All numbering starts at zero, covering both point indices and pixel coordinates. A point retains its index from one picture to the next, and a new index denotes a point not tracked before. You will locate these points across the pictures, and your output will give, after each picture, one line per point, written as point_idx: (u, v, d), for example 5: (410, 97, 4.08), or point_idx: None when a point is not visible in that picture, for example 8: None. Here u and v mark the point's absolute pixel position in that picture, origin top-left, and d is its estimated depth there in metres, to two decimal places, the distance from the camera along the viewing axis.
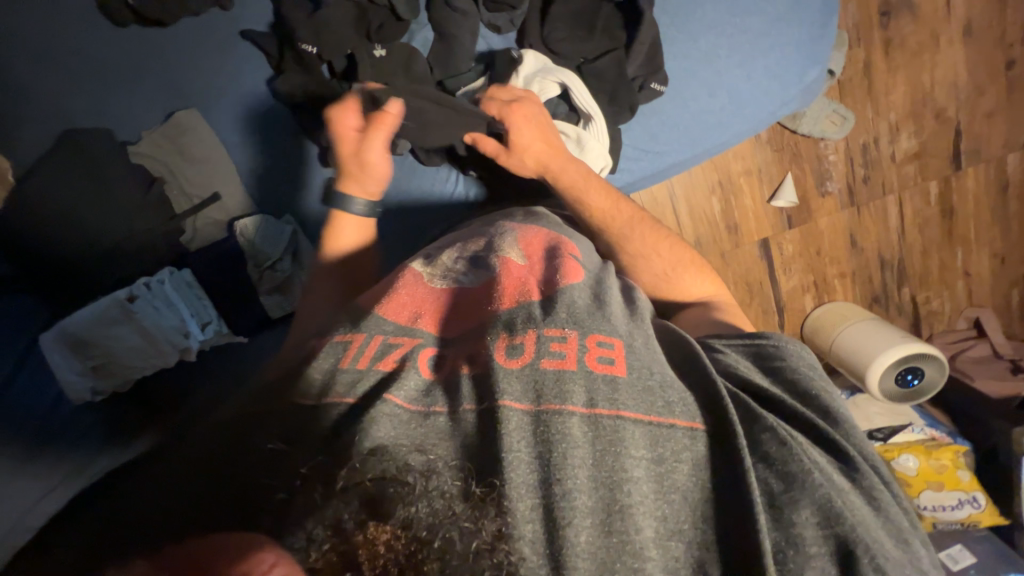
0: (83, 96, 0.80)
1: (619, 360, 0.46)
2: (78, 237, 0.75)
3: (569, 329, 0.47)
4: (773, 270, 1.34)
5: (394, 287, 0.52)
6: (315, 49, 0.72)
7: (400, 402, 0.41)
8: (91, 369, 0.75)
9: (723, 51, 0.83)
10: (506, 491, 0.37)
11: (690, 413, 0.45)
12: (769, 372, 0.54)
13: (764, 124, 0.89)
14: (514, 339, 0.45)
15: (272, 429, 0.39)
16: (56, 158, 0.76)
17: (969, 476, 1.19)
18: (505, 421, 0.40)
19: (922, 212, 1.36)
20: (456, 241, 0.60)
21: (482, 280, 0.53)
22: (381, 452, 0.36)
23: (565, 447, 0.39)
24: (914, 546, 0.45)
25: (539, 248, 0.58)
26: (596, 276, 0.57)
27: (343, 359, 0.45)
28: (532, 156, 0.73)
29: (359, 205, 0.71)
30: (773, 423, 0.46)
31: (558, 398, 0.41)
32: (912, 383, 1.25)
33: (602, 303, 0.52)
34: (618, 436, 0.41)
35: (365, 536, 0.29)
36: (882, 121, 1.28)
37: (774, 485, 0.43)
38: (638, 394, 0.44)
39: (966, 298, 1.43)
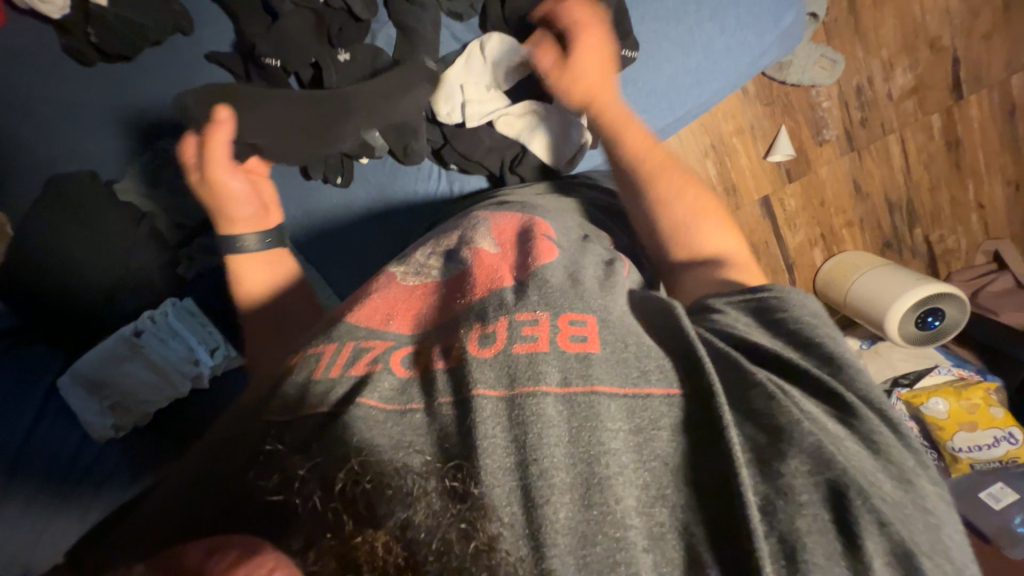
0: (62, 140, 0.81)
1: (591, 338, 0.45)
2: (78, 281, 0.76)
3: (540, 311, 0.46)
4: (778, 227, 1.31)
5: (369, 292, 0.52)
6: (279, 62, 0.72)
7: (375, 403, 0.41)
8: (109, 408, 0.78)
9: (692, 8, 0.81)
10: (481, 478, 0.36)
11: (668, 380, 0.45)
12: (769, 326, 0.53)
13: (744, 77, 0.86)
14: (487, 328, 0.45)
15: (249, 441, 0.38)
16: (46, 206, 0.77)
17: (1002, 413, 1.15)
18: (479, 409, 0.39)
19: (926, 148, 1.31)
20: (431, 239, 0.60)
21: (455, 273, 0.53)
22: (362, 455, 0.36)
23: (540, 428, 0.39)
24: (919, 485, 0.43)
25: (511, 233, 0.58)
26: (573, 254, 0.56)
27: (316, 370, 0.44)
28: (583, 82, 0.71)
29: (248, 240, 0.67)
30: (759, 377, 0.46)
31: (531, 380, 0.41)
32: (935, 324, 1.21)
33: (577, 281, 0.51)
34: (594, 411, 0.41)
35: (363, 538, 0.30)
36: (874, 59, 1.24)
37: (761, 439, 0.42)
38: (613, 368, 0.44)
39: (982, 232, 1.38)
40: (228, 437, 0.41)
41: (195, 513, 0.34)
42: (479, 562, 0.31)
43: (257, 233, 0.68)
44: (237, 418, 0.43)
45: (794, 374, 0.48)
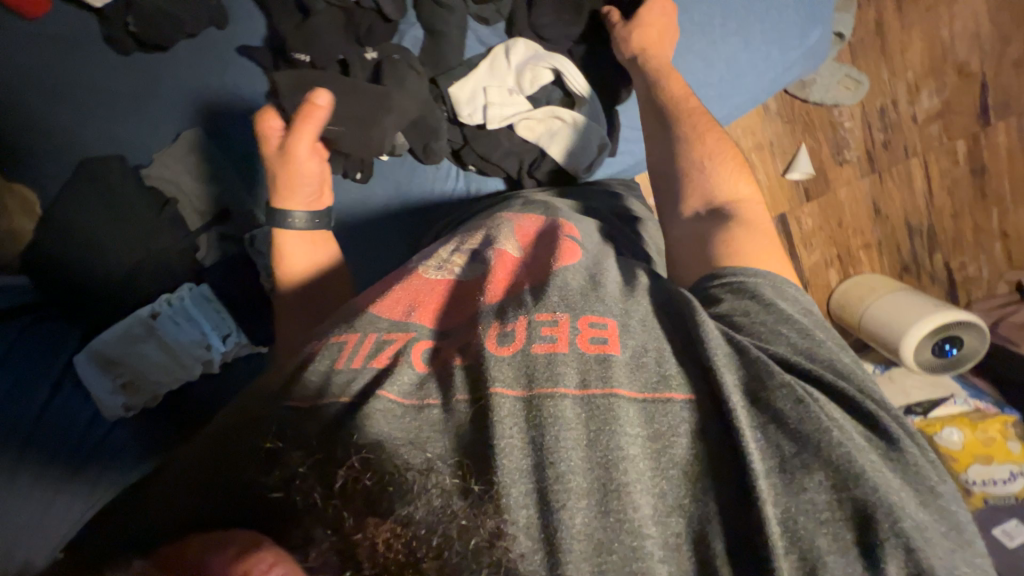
0: (95, 124, 0.84)
1: (612, 340, 0.45)
2: (101, 262, 0.79)
3: (560, 312, 0.46)
4: (793, 245, 1.29)
5: (391, 286, 0.52)
6: (309, 57, 0.74)
7: (394, 397, 0.41)
8: (121, 387, 0.79)
9: (717, 21, 0.81)
10: (498, 479, 0.36)
11: (689, 385, 0.44)
12: (781, 322, 0.50)
13: (766, 93, 0.86)
14: (506, 326, 0.45)
15: (259, 430, 0.39)
16: (76, 187, 0.79)
17: (1019, 447, 1.13)
18: (497, 408, 0.39)
19: (950, 173, 1.29)
20: (455, 238, 0.60)
21: (478, 273, 0.52)
22: (378, 449, 0.36)
23: (556, 431, 0.38)
24: (951, 507, 0.42)
25: (534, 238, 0.58)
26: (595, 257, 0.56)
27: (338, 361, 0.44)
28: (642, 32, 0.74)
29: (298, 218, 0.69)
30: (785, 377, 0.44)
31: (550, 381, 0.41)
32: (950, 352, 1.19)
33: (597, 284, 0.51)
34: (612, 415, 0.40)
35: (362, 534, 0.31)
36: (899, 81, 1.22)
37: (786, 448, 0.41)
38: (632, 372, 0.43)
39: (1006, 261, 1.35)
40: (244, 421, 0.40)
41: (206, 504, 0.35)
42: (482, 560, 0.32)
43: (309, 211, 0.69)
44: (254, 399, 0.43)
45: (820, 383, 0.46)
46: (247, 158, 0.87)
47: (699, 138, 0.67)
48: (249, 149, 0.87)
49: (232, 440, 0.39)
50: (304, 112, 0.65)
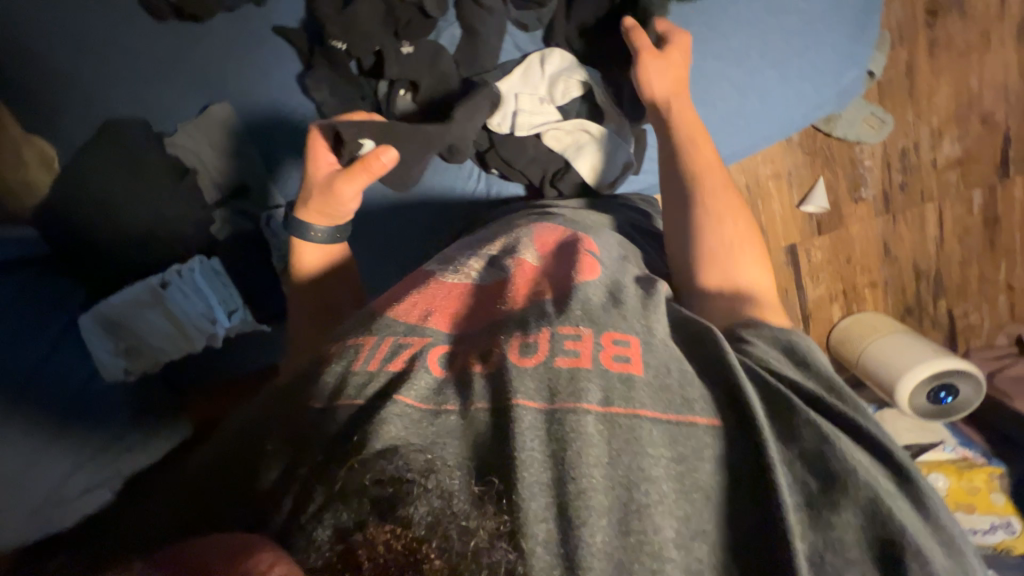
0: (124, 88, 0.83)
1: (635, 359, 0.45)
2: (116, 227, 0.79)
3: (584, 326, 0.46)
4: (800, 277, 1.30)
5: (410, 290, 0.52)
6: (345, 46, 0.75)
7: (411, 401, 0.41)
8: (123, 351, 0.81)
9: (756, 52, 0.81)
10: (518, 490, 0.37)
11: (711, 411, 0.44)
12: (803, 365, 0.51)
13: (796, 127, 0.86)
14: (528, 337, 0.45)
15: (268, 430, 0.42)
16: (100, 148, 0.80)
17: (1003, 501, 1.15)
18: (519, 419, 0.40)
19: (963, 221, 1.29)
20: (472, 244, 0.60)
21: (495, 279, 0.53)
22: (396, 452, 0.37)
23: (580, 447, 0.39)
24: (966, 555, 0.43)
25: (552, 247, 0.58)
26: (615, 271, 0.56)
27: (355, 362, 0.44)
28: (672, 76, 0.71)
29: (315, 232, 0.68)
30: (810, 416, 0.45)
31: (573, 397, 0.41)
32: (945, 400, 1.19)
33: (618, 300, 0.51)
34: (636, 436, 0.41)
35: (364, 535, 0.31)
36: (924, 125, 1.23)
37: (813, 487, 0.42)
38: (656, 393, 0.44)
39: (1008, 313, 1.35)
40: (254, 425, 0.43)
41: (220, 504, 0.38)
42: (480, 561, 0.32)
43: (331, 227, 0.68)
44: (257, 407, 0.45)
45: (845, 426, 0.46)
46: (268, 135, 0.86)
47: (730, 219, 0.65)
48: (270, 126, 0.85)
49: (242, 452, 0.41)
50: (361, 163, 0.65)
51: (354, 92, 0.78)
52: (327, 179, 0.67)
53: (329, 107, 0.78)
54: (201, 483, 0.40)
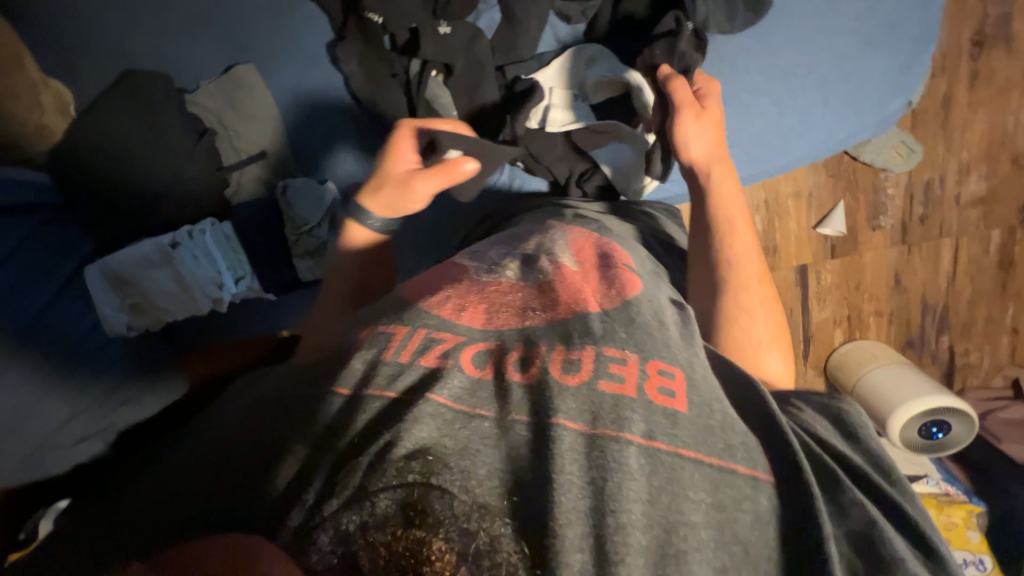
0: (148, 38, 0.81)
1: (679, 395, 0.45)
2: (129, 181, 0.78)
3: (629, 351, 0.46)
4: (806, 298, 1.30)
5: (443, 285, 0.53)
6: (381, 20, 0.74)
7: (444, 400, 0.41)
8: (127, 306, 0.80)
9: (802, 70, 0.79)
10: (555, 515, 0.37)
11: (752, 461, 0.44)
12: (848, 437, 0.51)
13: (831, 152, 0.84)
14: (571, 353, 0.45)
15: (288, 432, 0.42)
16: (119, 98, 0.78)
17: (978, 538, 1.14)
18: (559, 441, 0.40)
19: (977, 260, 1.28)
20: (505, 241, 0.60)
21: (535, 282, 0.53)
22: (425, 454, 0.38)
23: (620, 478, 0.39)
24: None
25: (591, 254, 0.57)
26: (651, 289, 0.56)
27: (386, 351, 0.45)
28: (711, 139, 0.70)
29: (374, 221, 0.68)
30: (859, 498, 0.44)
31: (615, 425, 0.41)
32: (936, 436, 1.20)
33: (662, 324, 0.51)
34: (676, 476, 0.41)
35: (366, 541, 0.34)
36: (952, 159, 1.21)
37: (858, 563, 0.42)
38: (698, 433, 0.44)
39: (1008, 356, 1.34)
40: (270, 420, 0.44)
41: (223, 494, 0.40)
42: (480, 563, 0.34)
43: (386, 218, 0.68)
44: (275, 403, 0.46)
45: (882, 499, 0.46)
46: (291, 102, 0.84)
47: (762, 315, 0.65)
48: (293, 93, 0.83)
49: (261, 455, 0.42)
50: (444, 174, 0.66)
51: (384, 68, 0.77)
52: (406, 176, 0.67)
53: (357, 82, 0.76)
54: (210, 471, 0.42)
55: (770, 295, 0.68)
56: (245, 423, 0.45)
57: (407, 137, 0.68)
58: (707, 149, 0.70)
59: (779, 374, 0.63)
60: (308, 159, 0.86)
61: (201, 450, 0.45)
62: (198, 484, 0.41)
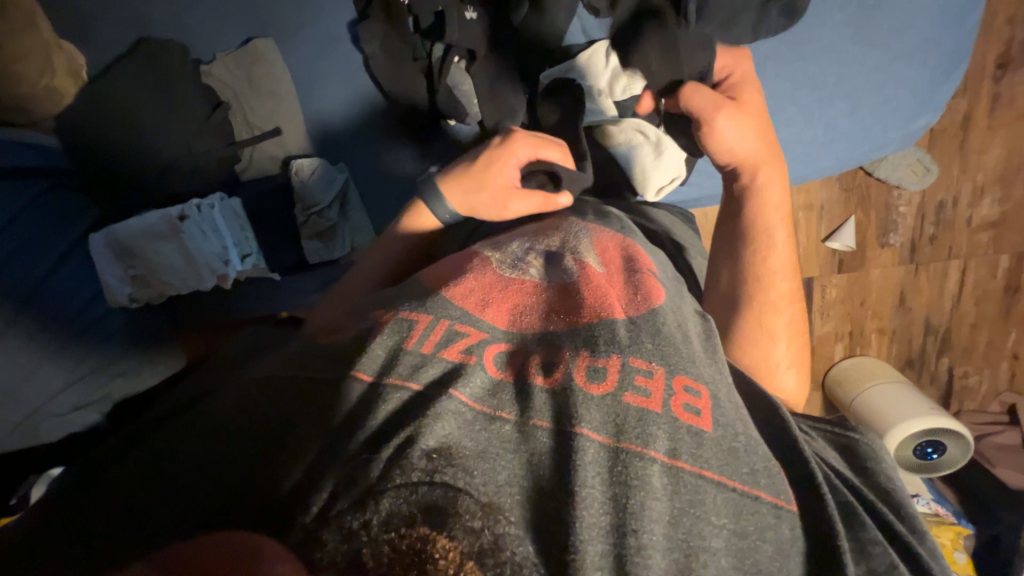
0: (164, 5, 0.80)
1: (704, 412, 0.44)
2: (139, 149, 0.76)
3: (656, 364, 0.45)
4: (810, 311, 1.30)
5: (464, 272, 0.52)
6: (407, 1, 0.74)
7: (465, 399, 0.41)
8: (132, 277, 0.80)
9: (832, 80, 0.78)
10: (575, 530, 0.37)
11: (775, 488, 0.43)
12: (859, 470, 0.52)
13: (852, 165, 0.84)
14: (597, 361, 0.44)
15: (305, 423, 0.42)
16: (132, 66, 0.76)
17: (964, 560, 1.11)
18: (582, 452, 0.39)
19: (983, 283, 1.28)
20: (527, 233, 0.60)
21: (560, 283, 0.52)
22: (440, 454, 0.38)
23: (642, 497, 0.38)
24: None
25: (616, 257, 0.56)
26: (674, 298, 0.55)
27: (408, 339, 0.45)
28: (752, 135, 0.67)
29: (448, 213, 0.70)
30: (879, 537, 0.44)
31: (640, 440, 0.41)
32: (930, 456, 1.20)
33: (686, 337, 0.50)
34: (699, 498, 0.40)
35: (367, 537, 0.35)
36: (966, 181, 1.20)
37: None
38: (722, 455, 0.43)
39: (1007, 381, 1.34)
40: (286, 408, 0.43)
41: (233, 480, 0.40)
42: (485, 561, 0.35)
43: (459, 212, 0.70)
44: (282, 389, 0.45)
45: (900, 541, 0.46)
46: (308, 80, 0.83)
47: (784, 339, 0.67)
48: (310, 72, 0.82)
49: (273, 445, 0.41)
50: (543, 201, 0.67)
51: (406, 51, 0.77)
52: (506, 189, 0.67)
53: (377, 62, 0.78)
54: (219, 454, 0.42)
55: (796, 317, 0.68)
56: (256, 404, 0.44)
57: (521, 150, 0.68)
58: (754, 147, 0.67)
59: (791, 391, 0.66)
60: (322, 139, 0.84)
61: (208, 423, 0.44)
62: (207, 463, 0.41)
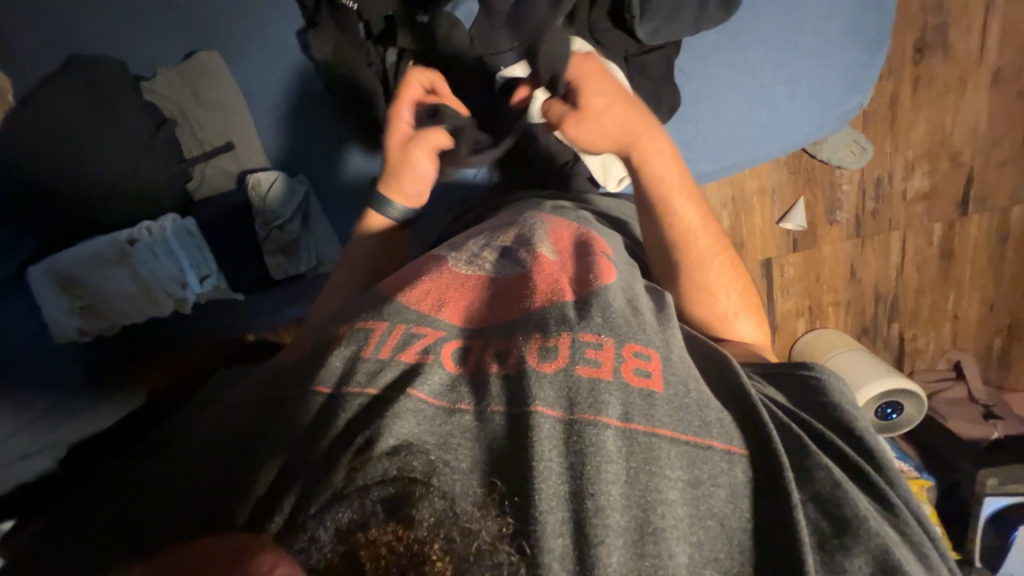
0: (96, 21, 0.76)
1: (655, 374, 0.46)
2: (80, 173, 0.72)
3: (605, 335, 0.46)
4: (771, 290, 1.36)
5: (421, 276, 0.53)
6: (355, 6, 0.74)
7: (424, 397, 0.42)
8: (80, 310, 0.75)
9: (771, 66, 0.82)
10: (538, 501, 0.37)
11: (727, 436, 0.46)
12: (812, 407, 0.54)
13: (796, 145, 0.89)
14: (548, 341, 0.45)
15: (274, 435, 0.41)
16: (63, 85, 0.72)
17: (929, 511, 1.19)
18: (538, 428, 0.40)
19: (922, 251, 1.37)
20: (485, 231, 0.60)
21: (514, 274, 0.54)
22: (407, 450, 0.38)
23: (599, 462, 0.40)
24: None
25: (568, 244, 0.58)
26: (626, 276, 0.57)
27: (365, 347, 0.45)
28: (615, 128, 0.70)
29: (397, 209, 0.72)
30: (826, 462, 0.46)
31: (593, 409, 0.42)
32: (890, 416, 1.27)
33: (635, 308, 0.52)
34: (653, 455, 0.42)
35: (365, 537, 0.30)
36: (898, 157, 1.29)
37: (825, 526, 0.43)
38: (674, 412, 0.44)
39: (951, 341, 1.44)
40: (256, 423, 0.43)
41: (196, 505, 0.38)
42: (484, 563, 0.30)
43: (408, 208, 0.73)
44: (247, 412, 0.44)
45: (847, 462, 0.48)
46: (258, 90, 0.80)
47: (728, 289, 0.69)
48: (258, 82, 0.80)
49: (235, 462, 0.40)
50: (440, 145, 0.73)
51: (360, 57, 0.77)
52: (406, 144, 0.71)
53: (330, 70, 0.77)
54: (189, 476, 0.41)
55: (733, 263, 0.71)
56: (231, 422, 0.44)
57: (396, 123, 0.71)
58: (618, 138, 0.70)
59: (753, 335, 0.69)
60: (276, 151, 0.82)
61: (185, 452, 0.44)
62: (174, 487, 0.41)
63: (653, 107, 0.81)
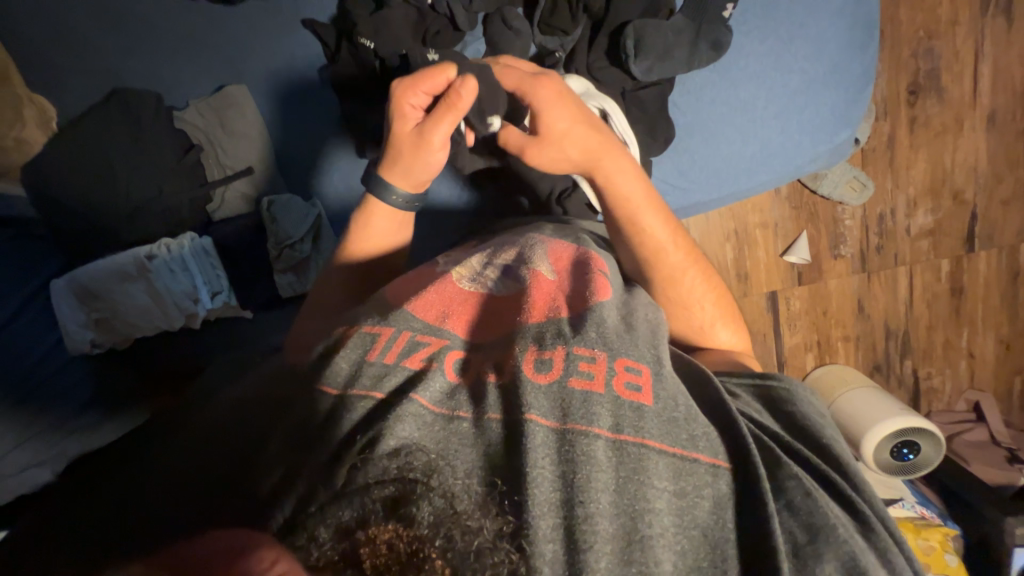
0: (142, 60, 0.84)
1: (645, 388, 0.46)
2: (108, 193, 0.77)
3: (599, 350, 0.47)
4: (778, 324, 1.35)
5: (426, 287, 0.55)
6: (373, 45, 0.80)
7: (425, 402, 0.43)
8: (93, 321, 0.78)
9: (761, 102, 0.87)
10: (529, 507, 0.37)
11: (713, 449, 0.45)
12: (781, 418, 0.53)
13: (789, 176, 0.92)
14: (544, 353, 0.46)
15: (280, 433, 0.43)
16: (104, 114, 0.79)
17: (957, 561, 1.11)
18: (532, 436, 0.40)
19: (932, 287, 1.35)
20: (489, 248, 0.62)
21: (514, 290, 0.55)
22: (409, 452, 0.38)
23: (588, 470, 0.40)
24: None
25: (568, 264, 0.59)
26: (623, 297, 0.58)
27: (371, 351, 0.47)
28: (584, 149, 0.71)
29: (399, 198, 0.74)
30: (797, 471, 0.45)
31: (584, 419, 0.42)
32: (908, 457, 1.21)
33: (629, 326, 0.52)
34: (643, 466, 0.41)
35: (365, 535, 0.31)
36: (900, 194, 1.30)
37: (799, 534, 0.42)
38: (663, 426, 0.44)
39: (968, 380, 1.40)
40: (260, 426, 0.44)
41: (186, 514, 0.39)
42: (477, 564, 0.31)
43: (412, 193, 0.74)
44: (249, 416, 0.46)
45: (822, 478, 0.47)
46: (281, 121, 0.87)
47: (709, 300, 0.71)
48: (282, 115, 0.87)
49: (244, 455, 0.42)
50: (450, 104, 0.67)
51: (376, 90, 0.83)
52: (420, 136, 0.69)
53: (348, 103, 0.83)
54: (192, 481, 0.42)
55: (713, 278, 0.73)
56: (235, 420, 0.46)
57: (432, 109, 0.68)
58: (592, 148, 0.71)
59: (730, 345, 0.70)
60: (294, 177, 0.88)
61: (189, 449, 0.45)
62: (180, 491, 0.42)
63: (647, 139, 0.85)
